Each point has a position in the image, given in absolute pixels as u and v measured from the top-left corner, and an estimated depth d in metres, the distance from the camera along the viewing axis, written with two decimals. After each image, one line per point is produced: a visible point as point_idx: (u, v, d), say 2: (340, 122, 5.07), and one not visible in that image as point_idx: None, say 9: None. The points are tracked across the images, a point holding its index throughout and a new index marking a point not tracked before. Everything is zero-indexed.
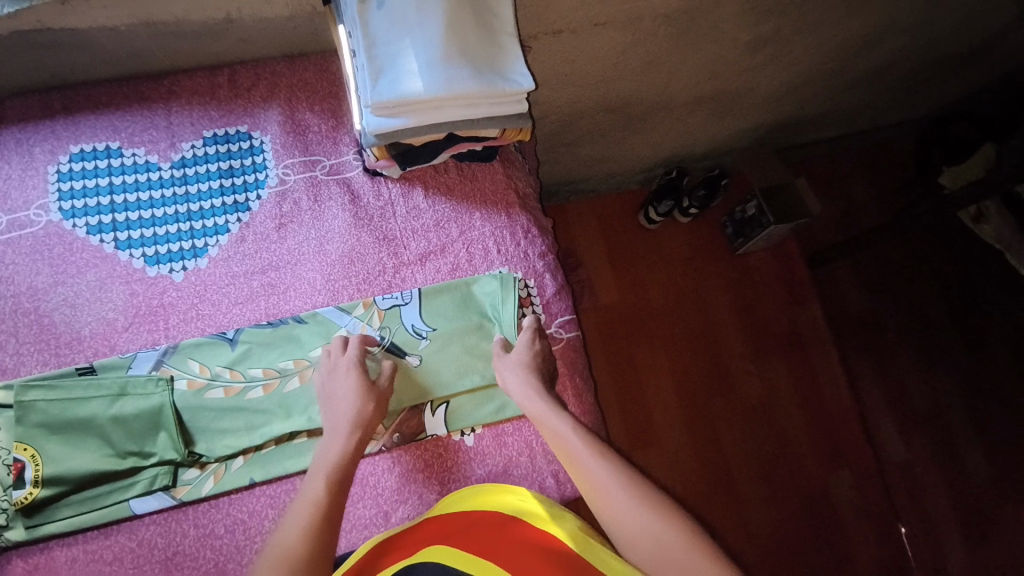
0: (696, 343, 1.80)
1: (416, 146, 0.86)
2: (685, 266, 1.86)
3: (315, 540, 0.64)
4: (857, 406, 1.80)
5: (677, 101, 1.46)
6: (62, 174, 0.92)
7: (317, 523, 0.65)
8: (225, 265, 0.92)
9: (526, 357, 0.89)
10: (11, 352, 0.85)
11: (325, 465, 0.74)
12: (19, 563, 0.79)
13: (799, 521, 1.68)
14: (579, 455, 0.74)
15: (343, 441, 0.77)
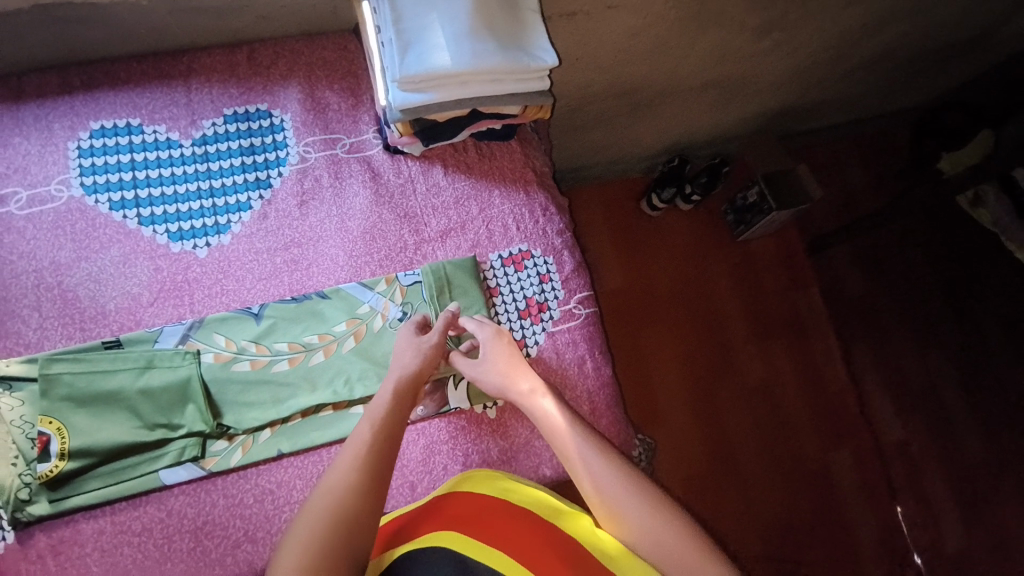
0: (701, 327, 1.82)
1: (440, 122, 0.87)
2: (689, 251, 1.88)
3: (363, 484, 0.66)
4: (856, 389, 1.84)
5: (684, 86, 1.48)
6: (83, 150, 0.91)
7: (364, 468, 0.67)
8: (249, 241, 0.93)
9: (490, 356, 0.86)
10: (35, 326, 0.85)
11: (373, 412, 0.75)
12: (41, 538, 0.79)
13: (801, 501, 1.72)
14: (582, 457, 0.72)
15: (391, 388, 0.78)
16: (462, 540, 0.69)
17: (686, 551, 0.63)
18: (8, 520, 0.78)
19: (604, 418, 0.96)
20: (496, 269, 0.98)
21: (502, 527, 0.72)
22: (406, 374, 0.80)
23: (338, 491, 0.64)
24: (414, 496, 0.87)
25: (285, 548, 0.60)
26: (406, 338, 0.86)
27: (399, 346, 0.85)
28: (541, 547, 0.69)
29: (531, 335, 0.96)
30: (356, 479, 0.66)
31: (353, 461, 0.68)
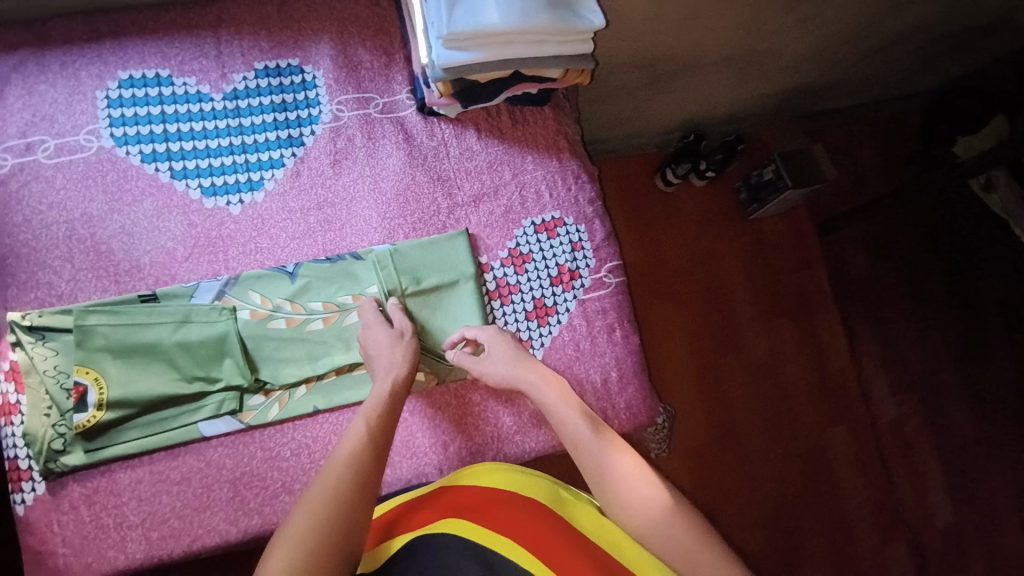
0: (710, 304, 1.84)
1: (481, 82, 0.86)
2: (701, 229, 1.89)
3: (355, 482, 0.69)
4: (856, 369, 1.87)
5: (706, 60, 1.43)
6: (111, 101, 0.89)
7: (358, 464, 0.71)
8: (282, 199, 0.92)
9: (502, 352, 0.87)
10: (68, 278, 0.84)
11: (367, 407, 0.78)
12: (77, 487, 0.80)
13: (798, 475, 1.77)
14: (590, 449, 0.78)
15: (383, 382, 0.80)
16: (480, 534, 0.74)
17: (688, 540, 0.70)
18: (39, 473, 0.80)
19: (631, 384, 0.98)
20: (529, 236, 0.99)
21: (517, 522, 0.76)
22: (396, 367, 0.82)
23: (337, 485, 0.68)
24: (446, 454, 0.90)
25: (284, 537, 0.63)
26: (388, 330, 0.86)
27: (374, 341, 0.84)
28: (555, 543, 0.73)
29: (562, 303, 0.98)
30: (351, 475, 0.70)
31: (346, 455, 0.72)
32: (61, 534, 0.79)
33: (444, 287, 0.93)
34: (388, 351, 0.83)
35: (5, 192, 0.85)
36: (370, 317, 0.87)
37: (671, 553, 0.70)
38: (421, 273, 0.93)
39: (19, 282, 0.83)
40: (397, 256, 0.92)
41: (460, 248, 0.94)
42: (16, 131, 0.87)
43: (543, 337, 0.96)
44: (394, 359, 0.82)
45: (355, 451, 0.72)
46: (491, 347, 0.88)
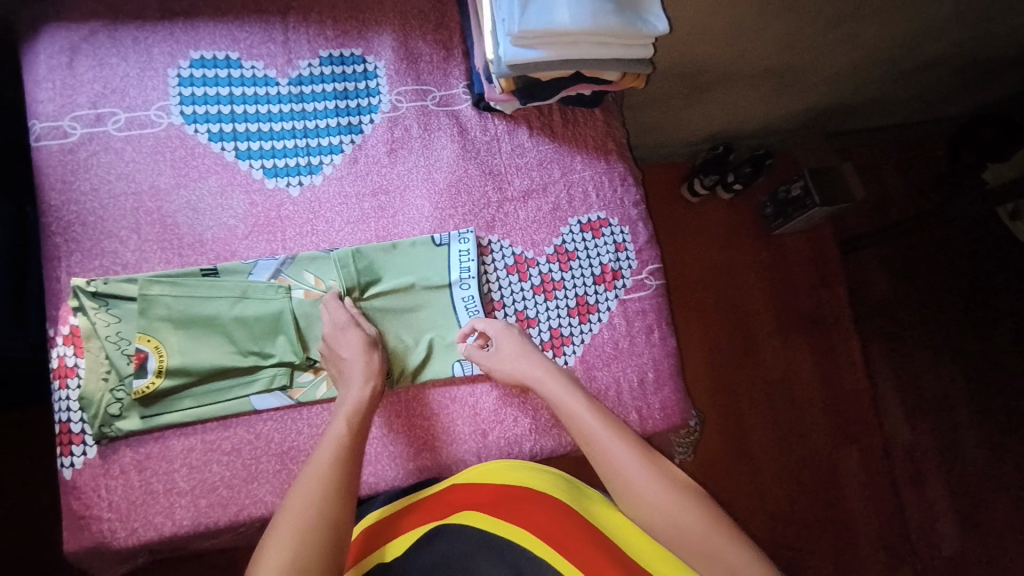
0: (731, 315, 1.85)
1: (542, 80, 0.88)
2: (725, 240, 1.90)
3: (338, 487, 0.69)
4: (872, 389, 1.87)
5: (744, 74, 1.42)
6: (183, 79, 0.92)
7: (340, 471, 0.70)
8: (339, 184, 0.95)
9: (509, 351, 0.88)
10: (133, 248, 0.87)
11: (345, 412, 0.78)
12: (128, 452, 0.82)
13: (808, 491, 1.76)
14: (597, 436, 0.77)
15: (360, 389, 0.81)
16: (496, 525, 0.75)
17: (702, 529, 0.68)
18: (91, 437, 0.81)
19: (667, 386, 0.99)
20: (574, 234, 1.00)
21: (533, 514, 0.77)
22: (373, 375, 0.83)
23: (322, 491, 0.68)
24: (485, 443, 0.91)
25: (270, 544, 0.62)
26: (359, 334, 0.86)
27: (348, 345, 0.85)
28: (571, 534, 0.74)
29: (604, 301, 1.00)
30: (333, 481, 0.69)
31: (328, 460, 0.71)
32: (107, 498, 0.80)
33: (400, 291, 0.93)
34: (363, 355, 0.84)
35: (73, 160, 0.87)
36: (332, 318, 0.86)
37: (685, 546, 0.68)
38: (385, 273, 0.93)
39: (83, 248, 0.85)
40: (358, 257, 0.91)
41: (423, 253, 0.94)
42: (86, 101, 0.89)
43: (583, 333, 0.98)
44: (367, 366, 0.83)
45: (336, 457, 0.72)
46: (499, 344, 0.90)
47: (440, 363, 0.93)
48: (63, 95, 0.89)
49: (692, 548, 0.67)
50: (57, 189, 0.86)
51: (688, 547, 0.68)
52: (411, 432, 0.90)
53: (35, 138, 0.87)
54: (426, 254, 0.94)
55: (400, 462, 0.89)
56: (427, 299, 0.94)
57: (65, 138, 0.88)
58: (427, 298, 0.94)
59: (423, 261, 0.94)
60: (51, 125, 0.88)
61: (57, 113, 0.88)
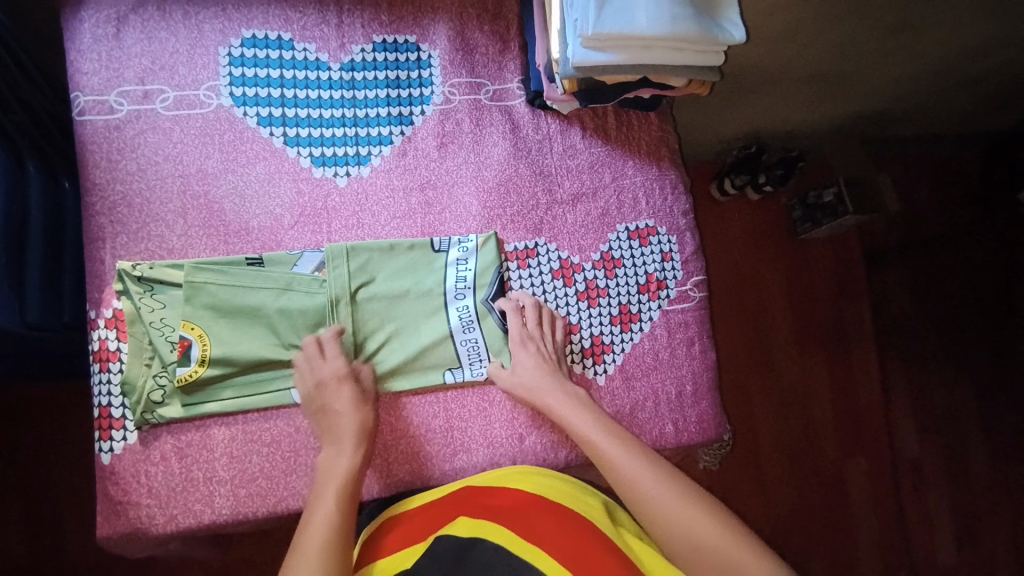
0: (751, 322, 1.81)
1: (606, 83, 0.85)
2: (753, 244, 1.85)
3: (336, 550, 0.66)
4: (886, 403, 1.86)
5: (789, 78, 1.36)
6: (233, 59, 0.89)
7: (335, 537, 0.67)
8: (386, 176, 0.92)
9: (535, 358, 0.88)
10: (179, 233, 0.85)
11: (335, 477, 0.75)
12: (169, 439, 0.82)
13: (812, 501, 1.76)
14: (608, 453, 0.78)
15: (350, 453, 0.78)
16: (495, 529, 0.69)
17: (719, 538, 0.65)
18: (132, 422, 0.81)
19: (704, 400, 0.98)
20: (622, 241, 0.98)
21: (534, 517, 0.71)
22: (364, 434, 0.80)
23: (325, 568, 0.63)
24: (522, 448, 0.90)
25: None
26: (351, 388, 0.82)
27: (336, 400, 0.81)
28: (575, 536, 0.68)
29: (647, 311, 0.98)
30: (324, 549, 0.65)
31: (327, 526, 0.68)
32: (147, 485, 0.80)
33: (395, 295, 0.89)
34: (352, 415, 0.81)
35: (119, 138, 0.85)
36: (311, 371, 0.83)
37: (700, 555, 0.65)
38: (380, 275, 0.89)
39: (129, 231, 0.83)
40: (352, 255, 0.88)
41: (418, 258, 0.91)
42: (134, 77, 0.86)
43: (624, 342, 0.96)
44: (354, 424, 0.80)
45: (331, 524, 0.69)
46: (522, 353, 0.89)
47: (429, 373, 0.89)
48: (108, 68, 0.86)
49: (705, 558, 0.64)
50: (102, 167, 0.84)
51: (695, 554, 0.65)
52: (445, 433, 0.89)
53: (79, 111, 0.84)
54: (423, 257, 0.91)
55: (436, 462, 0.87)
56: (422, 304, 0.90)
57: (111, 114, 0.85)
58: (421, 304, 0.90)
59: (420, 266, 0.91)
60: (96, 99, 0.85)
61: (102, 86, 0.85)
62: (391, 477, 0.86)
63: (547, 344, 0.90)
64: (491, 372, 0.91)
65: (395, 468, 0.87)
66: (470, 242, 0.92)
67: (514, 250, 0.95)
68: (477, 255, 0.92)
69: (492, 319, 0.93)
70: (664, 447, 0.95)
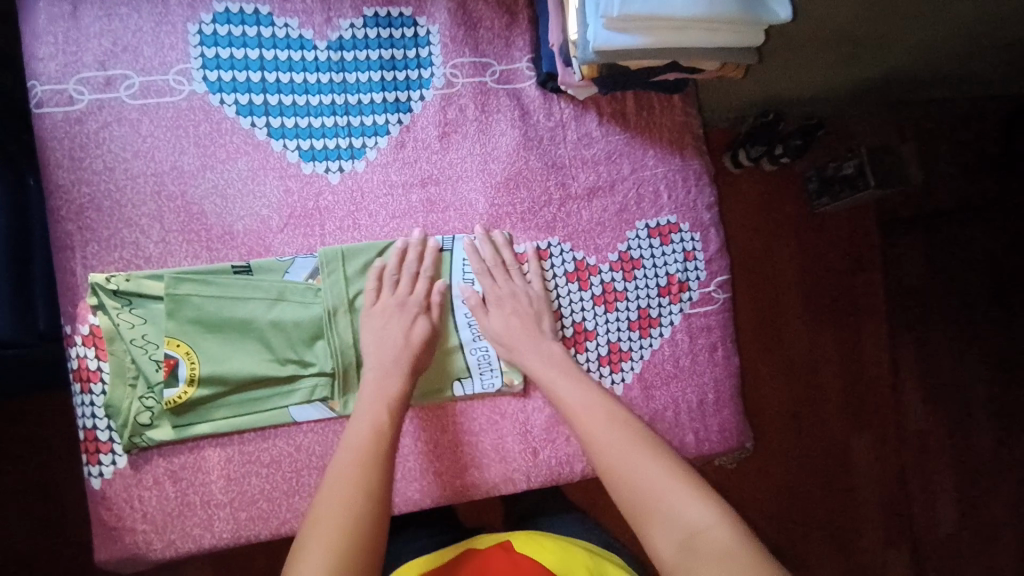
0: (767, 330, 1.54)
1: (630, 69, 0.75)
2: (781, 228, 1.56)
3: (374, 473, 0.64)
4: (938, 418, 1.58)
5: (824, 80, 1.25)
6: (204, 37, 0.79)
7: (375, 459, 0.65)
8: (384, 171, 0.84)
9: (514, 304, 0.84)
10: (157, 239, 0.77)
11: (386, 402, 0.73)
12: (162, 462, 0.77)
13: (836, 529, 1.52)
14: (569, 399, 0.76)
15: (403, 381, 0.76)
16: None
17: (665, 484, 0.63)
18: (120, 445, 0.76)
19: (726, 408, 0.93)
20: (641, 240, 0.91)
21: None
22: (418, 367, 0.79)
23: (358, 490, 0.61)
24: (536, 462, 0.85)
25: (303, 545, 0.56)
26: (427, 325, 0.81)
27: (388, 331, 0.79)
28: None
29: (667, 315, 0.91)
30: (362, 473, 0.63)
31: (363, 449, 0.67)
32: (141, 510, 0.76)
33: None
34: (418, 349, 0.79)
35: (83, 133, 0.76)
36: (396, 293, 0.81)
37: (645, 501, 0.63)
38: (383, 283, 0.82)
39: (100, 238, 0.75)
40: (349, 261, 0.81)
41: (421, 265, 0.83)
42: (93, 61, 0.76)
43: (643, 349, 0.90)
44: (417, 360, 0.79)
45: (371, 446, 0.67)
46: (499, 299, 0.84)
47: (437, 385, 0.84)
48: (66, 51, 0.75)
49: (649, 506, 0.62)
50: (66, 166, 0.75)
51: (642, 503, 0.63)
52: (455, 449, 0.84)
53: (36, 103, 0.75)
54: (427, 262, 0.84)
55: (446, 479, 0.83)
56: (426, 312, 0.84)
57: (71, 105, 0.75)
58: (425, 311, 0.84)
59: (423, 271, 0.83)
60: (54, 89, 0.75)
61: (60, 73, 0.75)
62: (399, 496, 0.82)
63: (530, 292, 0.85)
64: (503, 384, 0.85)
65: (403, 486, 0.82)
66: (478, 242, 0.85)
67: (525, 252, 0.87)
68: (495, 251, 0.85)
69: None
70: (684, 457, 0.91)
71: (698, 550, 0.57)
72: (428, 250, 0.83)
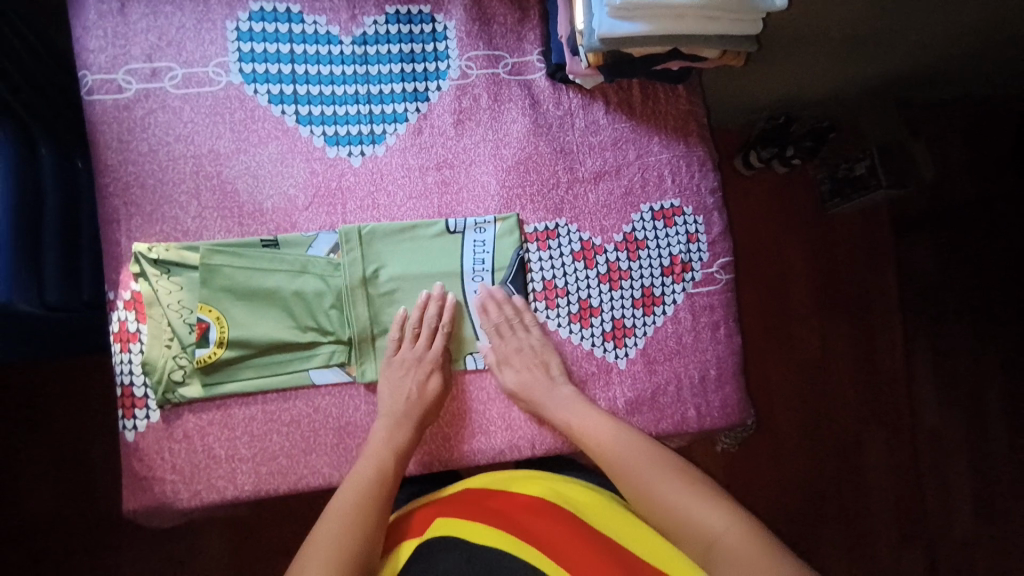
0: (773, 320, 1.54)
1: (633, 56, 0.80)
2: (790, 222, 1.57)
3: (371, 523, 0.72)
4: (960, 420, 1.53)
5: (833, 83, 1.27)
6: (241, 34, 0.86)
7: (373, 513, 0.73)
8: (402, 155, 0.89)
9: (521, 352, 0.88)
10: (194, 214, 0.84)
11: (387, 456, 0.79)
12: (192, 418, 0.82)
13: (845, 530, 1.49)
14: (585, 432, 0.83)
15: (405, 434, 0.82)
16: (507, 538, 0.67)
17: (683, 495, 0.71)
18: (154, 401, 0.82)
19: (728, 384, 0.96)
20: (645, 222, 0.95)
21: (549, 535, 0.68)
22: (420, 423, 0.83)
23: (355, 532, 0.71)
24: (540, 431, 0.89)
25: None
26: (438, 380, 0.86)
27: (398, 384, 0.84)
28: (599, 570, 0.62)
29: (670, 294, 0.95)
30: (363, 517, 0.72)
31: (368, 489, 0.75)
32: (171, 462, 0.81)
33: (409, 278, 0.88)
34: (430, 403, 0.84)
35: (130, 118, 0.83)
36: (415, 348, 0.86)
37: (667, 514, 0.70)
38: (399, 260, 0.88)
39: (144, 213, 0.82)
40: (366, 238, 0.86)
41: (433, 244, 0.89)
42: (141, 54, 0.84)
43: (646, 326, 0.94)
44: (428, 412, 0.84)
45: (375, 490, 0.76)
46: (505, 349, 0.88)
47: (451, 358, 0.90)
48: (115, 45, 0.83)
49: (670, 519, 0.70)
50: (114, 147, 0.82)
51: (666, 518, 0.70)
52: (463, 416, 0.88)
53: (87, 91, 0.82)
54: (440, 243, 0.89)
55: (455, 443, 0.87)
56: (438, 288, 0.89)
57: (120, 93, 0.83)
58: (437, 287, 0.89)
59: (433, 253, 0.89)
60: (104, 78, 0.83)
61: (109, 65, 0.83)
62: (409, 458, 0.86)
63: (533, 339, 0.89)
64: None
65: (414, 449, 0.86)
66: (487, 222, 0.90)
67: (534, 231, 0.92)
68: (494, 242, 0.90)
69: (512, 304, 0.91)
70: (686, 431, 0.93)
71: (716, 559, 0.64)
72: (446, 305, 0.88)
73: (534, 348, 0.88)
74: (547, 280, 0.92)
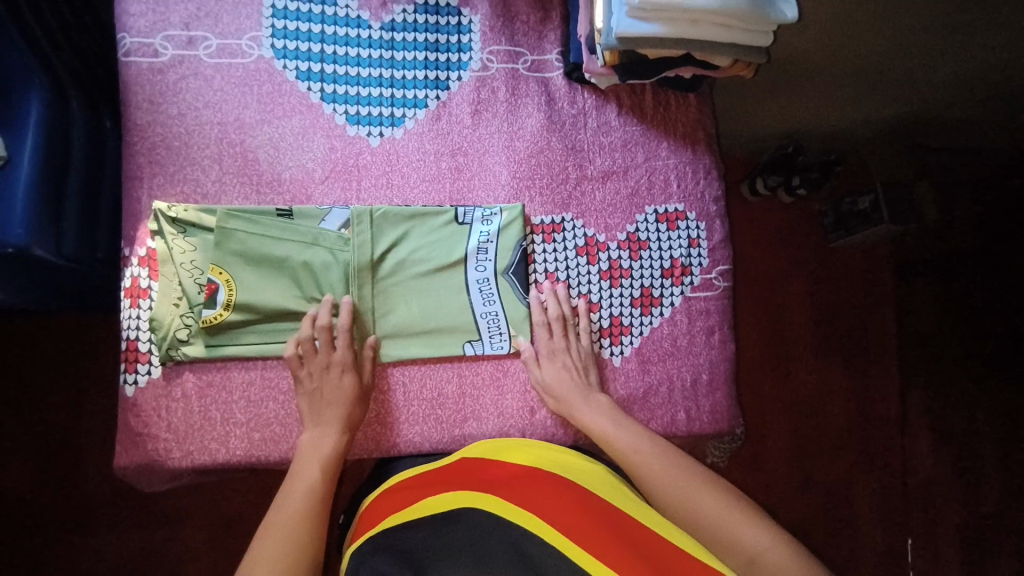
0: (770, 338, 1.55)
1: (648, 57, 0.84)
2: (791, 244, 1.59)
3: (309, 529, 0.72)
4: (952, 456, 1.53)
5: (842, 115, 1.30)
6: (276, 11, 0.90)
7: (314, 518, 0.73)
8: (419, 140, 0.93)
9: (570, 357, 0.90)
10: (214, 179, 0.86)
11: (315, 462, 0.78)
12: (191, 377, 0.84)
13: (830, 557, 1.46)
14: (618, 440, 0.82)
15: (331, 438, 0.80)
16: (496, 502, 0.67)
17: (722, 509, 0.70)
18: (157, 357, 0.83)
19: (719, 390, 0.97)
20: (649, 223, 0.97)
21: (531, 495, 0.68)
22: (344, 425, 0.82)
23: (296, 550, 0.69)
24: (532, 421, 0.90)
25: None
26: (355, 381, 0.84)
27: (318, 388, 0.82)
28: (579, 532, 0.62)
29: (669, 295, 0.97)
30: (304, 524, 0.72)
31: (306, 496, 0.75)
32: (166, 420, 0.82)
33: (416, 261, 0.90)
34: (350, 405, 0.83)
35: (162, 82, 0.86)
36: (322, 354, 0.84)
37: (705, 528, 0.69)
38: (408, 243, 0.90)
39: (166, 172, 0.85)
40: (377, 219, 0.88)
41: (441, 231, 0.91)
42: (179, 22, 0.88)
43: (643, 325, 0.95)
44: (351, 413, 0.83)
45: (311, 502, 0.75)
46: (557, 351, 0.90)
47: (450, 345, 0.89)
48: (155, 11, 0.87)
49: (711, 533, 0.69)
50: (144, 108, 0.86)
51: (706, 531, 0.69)
52: (457, 400, 0.89)
53: (124, 52, 0.86)
54: (447, 230, 0.91)
55: (447, 428, 0.88)
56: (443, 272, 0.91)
57: (155, 57, 0.86)
58: (441, 273, 0.90)
59: (441, 239, 0.91)
60: (141, 41, 0.86)
61: (147, 29, 0.86)
62: (400, 437, 0.87)
63: (581, 347, 0.91)
64: (512, 347, 0.91)
65: (407, 429, 0.87)
66: (495, 212, 0.92)
67: (540, 224, 0.94)
68: (501, 232, 0.91)
69: (513, 294, 0.92)
70: (675, 434, 0.94)
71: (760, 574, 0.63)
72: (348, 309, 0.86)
73: (581, 356, 0.91)
74: (549, 271, 0.94)
